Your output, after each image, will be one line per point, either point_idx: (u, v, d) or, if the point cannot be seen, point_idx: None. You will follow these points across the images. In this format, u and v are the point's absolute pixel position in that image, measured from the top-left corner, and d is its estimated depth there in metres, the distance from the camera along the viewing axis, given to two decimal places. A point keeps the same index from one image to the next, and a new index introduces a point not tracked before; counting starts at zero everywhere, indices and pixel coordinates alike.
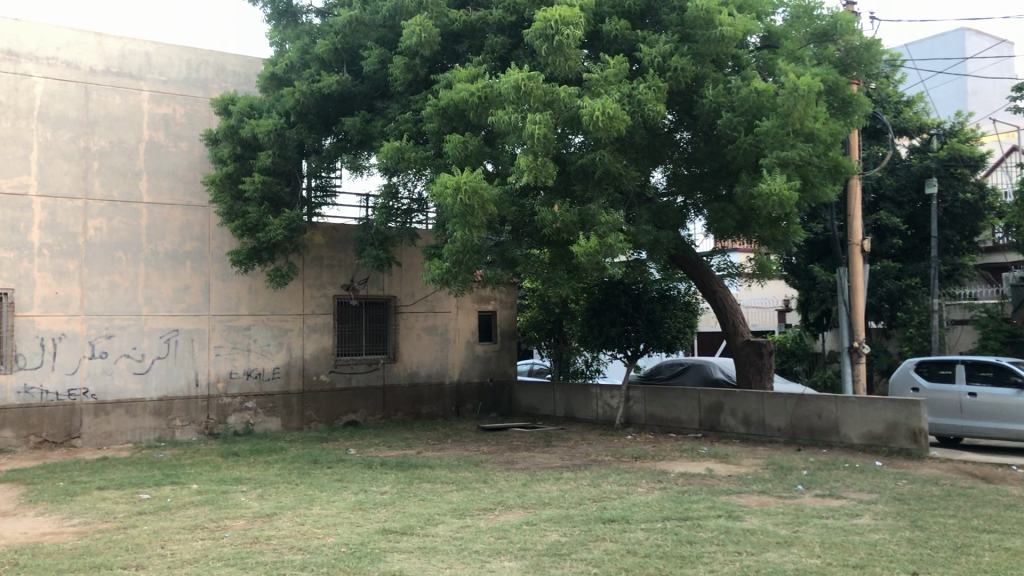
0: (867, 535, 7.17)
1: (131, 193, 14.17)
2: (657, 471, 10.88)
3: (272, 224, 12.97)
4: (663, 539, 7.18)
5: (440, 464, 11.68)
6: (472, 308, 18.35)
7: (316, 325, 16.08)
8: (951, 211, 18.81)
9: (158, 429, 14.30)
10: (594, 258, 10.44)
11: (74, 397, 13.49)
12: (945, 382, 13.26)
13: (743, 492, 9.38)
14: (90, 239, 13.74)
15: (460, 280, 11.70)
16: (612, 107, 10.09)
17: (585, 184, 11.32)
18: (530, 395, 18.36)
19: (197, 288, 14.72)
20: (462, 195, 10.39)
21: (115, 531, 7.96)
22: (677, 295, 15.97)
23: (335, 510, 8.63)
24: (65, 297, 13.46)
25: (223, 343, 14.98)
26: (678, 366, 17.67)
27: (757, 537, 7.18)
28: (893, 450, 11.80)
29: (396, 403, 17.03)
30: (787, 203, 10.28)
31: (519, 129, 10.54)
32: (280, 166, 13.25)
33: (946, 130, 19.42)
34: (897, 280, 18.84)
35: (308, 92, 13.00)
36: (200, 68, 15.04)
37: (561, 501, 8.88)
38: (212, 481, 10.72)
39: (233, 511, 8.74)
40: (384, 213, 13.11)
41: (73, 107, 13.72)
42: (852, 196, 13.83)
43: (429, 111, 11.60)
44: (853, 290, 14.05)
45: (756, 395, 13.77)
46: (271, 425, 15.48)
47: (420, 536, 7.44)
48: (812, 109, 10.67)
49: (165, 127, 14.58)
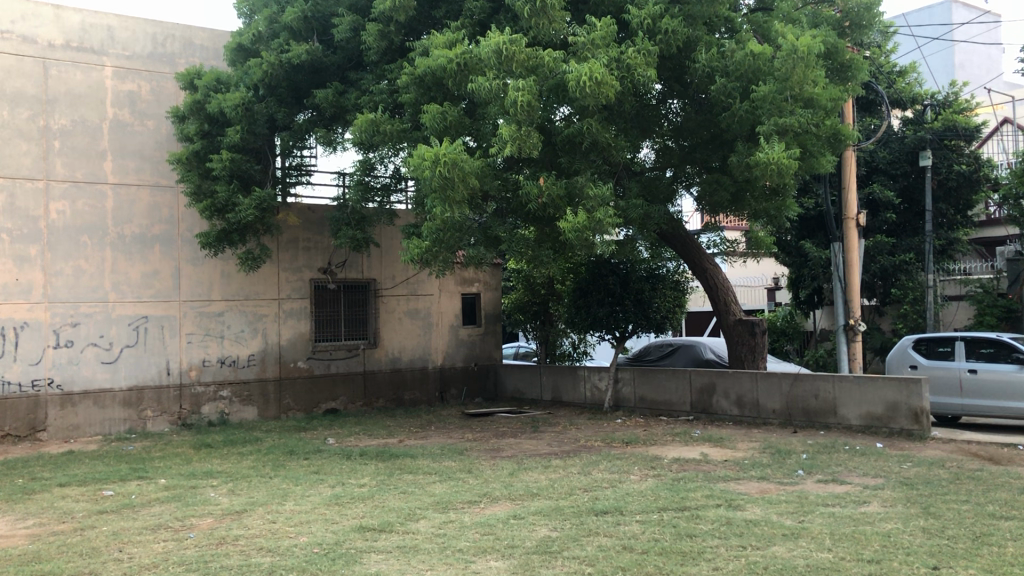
0: (879, 525, 6.69)
1: (95, 173, 13.51)
2: (649, 457, 10.38)
3: (242, 205, 12.33)
4: (661, 533, 6.68)
5: (423, 453, 11.16)
6: (455, 291, 17.81)
7: (293, 309, 15.49)
8: (945, 184, 18.39)
9: (129, 421, 13.70)
10: (582, 234, 9.89)
11: (39, 389, 12.86)
12: (944, 360, 12.82)
13: (741, 479, 8.90)
14: (52, 223, 13.07)
15: (440, 261, 11.12)
16: (600, 72, 9.51)
17: (571, 155, 10.80)
18: (516, 378, 17.84)
19: (167, 272, 14.09)
20: (441, 167, 9.82)
21: (71, 533, 7.38)
22: (667, 274, 15.37)
23: (309, 506, 8.08)
24: (27, 284, 12.80)
25: (195, 330, 14.36)
26: (667, 346, 17.16)
27: (761, 529, 6.69)
28: (894, 432, 11.36)
29: (377, 390, 16.48)
30: (787, 171, 9.79)
31: (500, 98, 9.97)
32: (249, 143, 12.61)
33: (940, 101, 19.02)
34: (891, 256, 18.53)
35: (277, 63, 12.37)
36: (166, 42, 14.36)
37: (550, 492, 8.36)
38: (180, 476, 10.14)
39: (201, 509, 8.17)
40: (361, 189, 12.52)
41: (31, 83, 13.00)
42: (847, 168, 13.35)
43: (405, 80, 11.01)
44: (848, 266, 13.56)
45: (749, 375, 13.31)
46: (247, 415, 14.90)
47: (399, 534, 6.91)
48: (813, 73, 10.14)
49: (130, 104, 13.90)
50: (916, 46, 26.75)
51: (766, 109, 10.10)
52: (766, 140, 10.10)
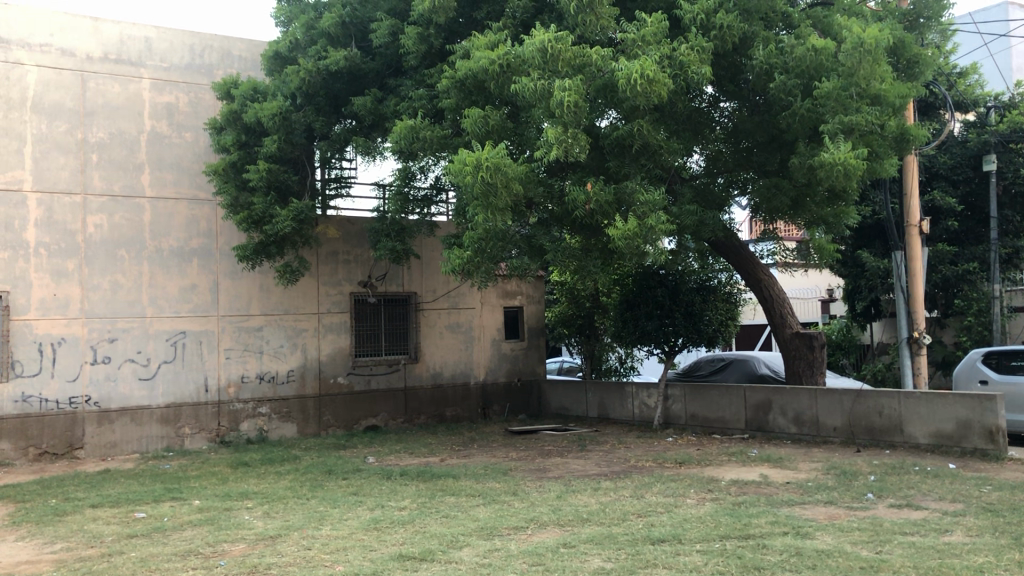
0: (969, 558, 6.06)
1: (133, 186, 13.30)
2: (705, 478, 9.80)
3: (279, 216, 11.99)
4: (725, 565, 6.12)
5: (465, 473, 10.69)
6: (497, 304, 17.37)
7: (333, 324, 15.16)
8: (1011, 190, 17.57)
9: (166, 438, 13.43)
10: (633, 242, 9.40)
11: (76, 406, 12.64)
12: (1018, 374, 12.05)
13: (807, 503, 8.30)
14: (89, 237, 12.88)
15: (483, 273, 10.67)
16: (652, 69, 9.04)
17: (620, 160, 10.32)
18: (560, 394, 17.31)
19: (205, 286, 13.83)
20: (483, 172, 9.38)
21: (97, 559, 7.02)
22: (718, 285, 14.85)
23: (347, 531, 7.64)
24: (64, 299, 12.61)
25: (233, 345, 14.08)
26: (719, 362, 16.52)
27: (835, 561, 6.09)
28: (966, 451, 10.65)
29: (418, 406, 16.06)
30: (854, 173, 9.24)
31: (546, 98, 9.53)
32: (286, 153, 12.32)
33: (1005, 103, 18.15)
34: (952, 265, 17.83)
35: (314, 71, 12.08)
36: (204, 53, 14.16)
37: (602, 517, 7.83)
38: (215, 497, 9.77)
39: (234, 533, 7.77)
40: (400, 200, 12.18)
41: (69, 96, 12.85)
42: (909, 172, 12.61)
43: (445, 84, 10.63)
44: (911, 275, 12.80)
45: (807, 391, 12.66)
46: (286, 432, 14.56)
47: (441, 563, 6.44)
48: (880, 69, 9.56)
49: (168, 116, 13.70)
50: (982, 43, 26.24)
51: (830, 107, 9.62)
52: (831, 140, 9.56)
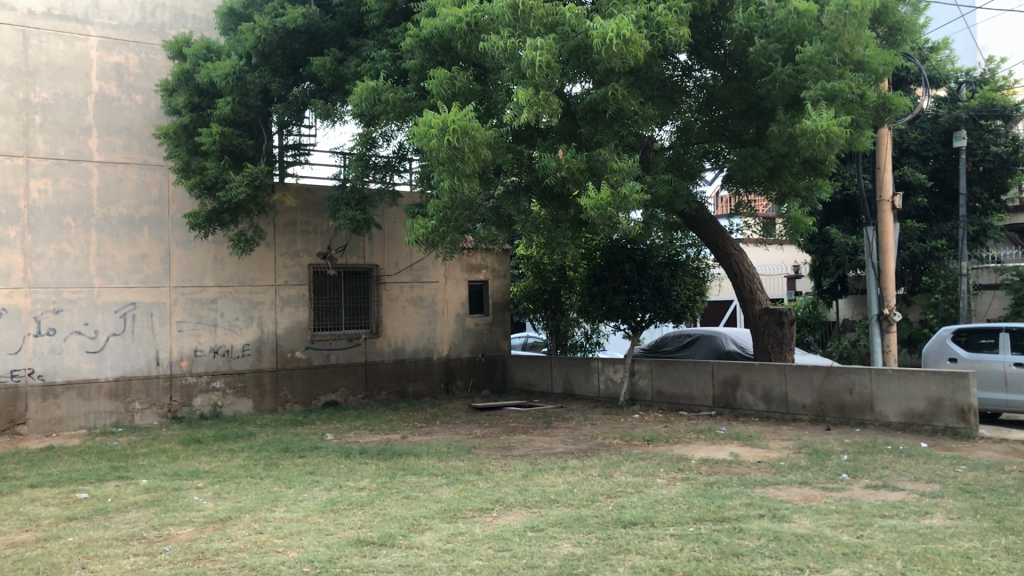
0: (953, 543, 5.81)
1: (80, 150, 12.64)
2: (676, 457, 9.51)
3: (234, 182, 11.44)
4: (701, 551, 5.81)
5: (428, 451, 10.30)
6: (461, 277, 16.95)
7: (290, 297, 14.63)
8: (980, 166, 17.54)
9: (115, 414, 12.88)
10: (606, 212, 9.03)
11: (18, 379, 12.03)
12: (987, 352, 11.92)
13: (781, 483, 8.05)
14: (33, 203, 12.21)
15: (448, 244, 10.24)
16: (628, 29, 8.66)
17: (593, 126, 9.94)
18: (525, 369, 16.98)
19: (156, 256, 13.24)
20: (449, 136, 8.91)
21: (30, 545, 6.53)
22: (687, 260, 14.54)
23: (302, 514, 7.22)
24: (5, 268, 11.95)
25: (185, 318, 13.51)
26: (686, 338, 16.36)
27: (816, 546, 5.81)
28: (938, 430, 10.49)
29: (379, 381, 15.64)
30: (836, 141, 8.96)
31: (515, 59, 9.11)
32: (240, 115, 11.74)
33: (976, 79, 18.13)
34: (921, 242, 17.79)
35: (271, 29, 11.54)
36: (156, 12, 13.50)
37: (570, 498, 7.51)
38: (164, 476, 9.28)
39: (182, 516, 7.31)
40: (361, 166, 11.67)
41: (10, 54, 12.11)
42: (882, 145, 12.30)
43: (410, 43, 10.17)
44: (882, 251, 12.53)
45: (777, 367, 12.44)
46: (241, 408, 14.07)
47: (402, 549, 6.05)
48: (863, 35, 9.27)
49: (117, 77, 13.03)
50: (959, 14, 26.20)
51: (812, 73, 9.35)
52: (812, 107, 9.31)
